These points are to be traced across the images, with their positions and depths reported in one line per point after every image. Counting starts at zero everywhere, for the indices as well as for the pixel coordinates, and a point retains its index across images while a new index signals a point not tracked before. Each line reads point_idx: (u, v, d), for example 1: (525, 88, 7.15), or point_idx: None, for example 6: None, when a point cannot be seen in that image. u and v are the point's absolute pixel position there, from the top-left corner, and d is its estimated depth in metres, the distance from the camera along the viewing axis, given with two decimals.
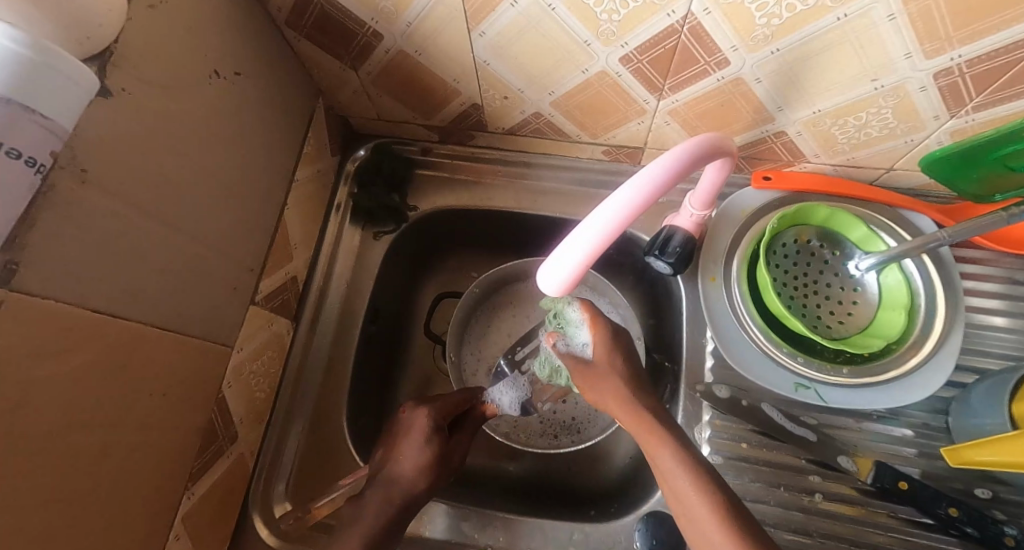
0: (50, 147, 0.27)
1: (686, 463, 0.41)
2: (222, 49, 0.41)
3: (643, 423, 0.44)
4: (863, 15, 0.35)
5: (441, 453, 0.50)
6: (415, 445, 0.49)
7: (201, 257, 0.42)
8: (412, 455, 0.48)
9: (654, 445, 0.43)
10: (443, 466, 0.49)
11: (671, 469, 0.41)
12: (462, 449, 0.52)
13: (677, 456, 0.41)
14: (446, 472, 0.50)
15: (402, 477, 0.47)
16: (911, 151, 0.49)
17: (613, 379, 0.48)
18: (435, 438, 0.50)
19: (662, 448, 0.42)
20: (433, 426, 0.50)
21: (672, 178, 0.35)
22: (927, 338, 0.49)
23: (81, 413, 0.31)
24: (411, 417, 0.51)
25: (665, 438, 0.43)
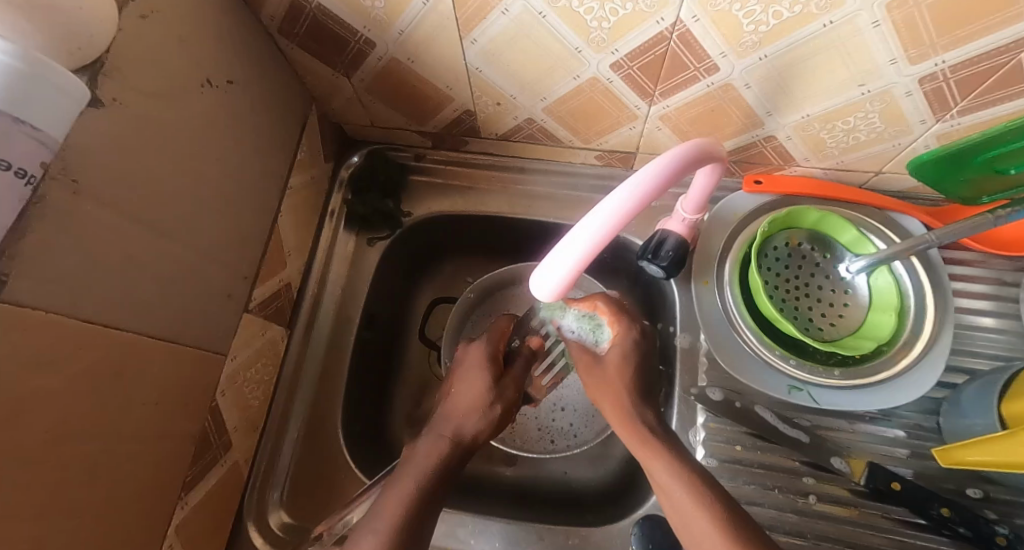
0: (39, 158, 0.27)
1: (683, 478, 0.40)
2: (216, 58, 0.41)
3: (640, 437, 0.44)
4: (848, 22, 0.36)
5: (495, 380, 0.50)
6: (473, 376, 0.50)
7: (195, 265, 0.42)
8: (470, 386, 0.49)
9: (647, 460, 0.43)
10: (499, 395, 0.49)
11: (668, 483, 0.41)
12: (518, 377, 0.52)
13: (674, 469, 0.41)
14: (505, 399, 0.50)
15: (460, 411, 0.47)
16: (899, 155, 0.49)
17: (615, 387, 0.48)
18: (488, 364, 0.51)
19: (655, 461, 0.42)
20: (485, 353, 0.52)
21: (662, 183, 0.35)
22: (917, 338, 0.49)
23: (73, 424, 0.31)
24: (468, 352, 0.53)
25: (661, 450, 0.43)
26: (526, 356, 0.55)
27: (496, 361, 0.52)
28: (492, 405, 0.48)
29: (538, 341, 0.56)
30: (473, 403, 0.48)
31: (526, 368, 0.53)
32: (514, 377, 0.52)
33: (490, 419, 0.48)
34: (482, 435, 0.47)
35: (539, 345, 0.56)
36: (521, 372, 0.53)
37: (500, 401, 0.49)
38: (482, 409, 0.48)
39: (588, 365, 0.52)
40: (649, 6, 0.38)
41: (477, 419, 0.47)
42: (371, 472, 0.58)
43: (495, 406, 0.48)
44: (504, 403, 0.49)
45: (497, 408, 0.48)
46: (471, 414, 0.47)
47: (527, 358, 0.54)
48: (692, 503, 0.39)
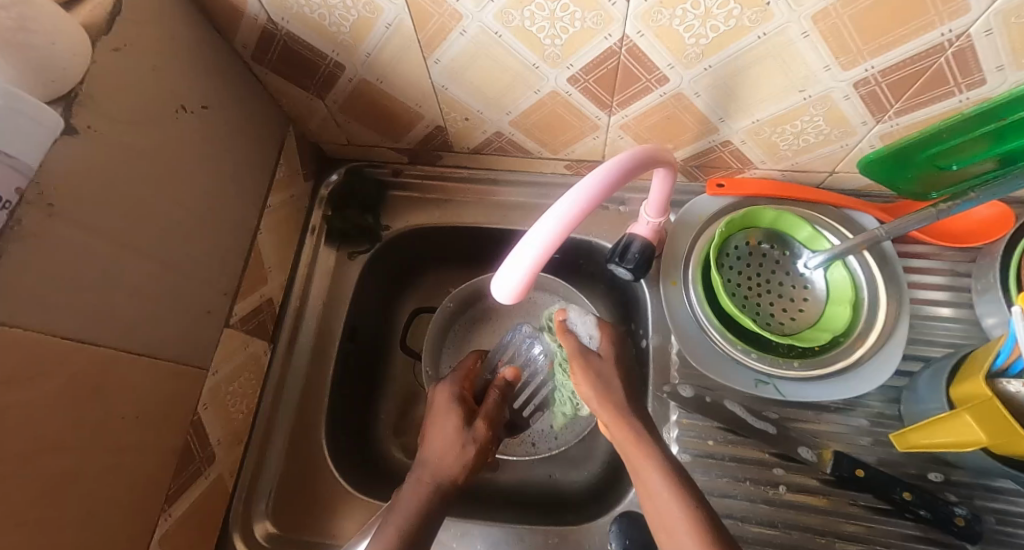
0: (14, 184, 0.29)
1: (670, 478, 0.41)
2: (190, 86, 0.44)
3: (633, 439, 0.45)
4: (779, 33, 0.38)
5: (466, 420, 0.53)
6: (444, 421, 0.53)
7: (174, 283, 0.43)
8: (443, 431, 0.52)
9: (637, 458, 0.44)
10: (472, 436, 0.52)
11: (656, 486, 0.41)
12: (490, 413, 0.55)
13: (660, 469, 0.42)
14: (479, 439, 0.52)
15: (437, 454, 0.50)
16: (849, 155, 0.52)
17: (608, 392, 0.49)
18: (455, 406, 0.54)
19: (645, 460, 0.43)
20: (451, 398, 0.55)
21: (608, 188, 0.37)
22: (872, 328, 0.51)
23: (53, 435, 0.32)
24: (437, 401, 0.55)
25: (651, 450, 0.44)
26: (498, 392, 0.58)
27: (466, 403, 0.55)
28: (467, 449, 0.50)
29: (512, 371, 0.61)
30: (447, 444, 0.50)
31: (498, 402, 0.57)
32: (486, 415, 0.55)
33: (465, 457, 0.50)
34: (460, 475, 0.49)
35: (513, 376, 0.61)
36: (491, 408, 0.56)
37: (472, 441, 0.51)
38: (456, 450, 0.50)
39: (580, 364, 0.51)
40: (596, 23, 0.40)
41: (453, 459, 0.49)
42: (356, 481, 0.59)
43: (469, 449, 0.50)
44: (478, 444, 0.51)
45: (469, 450, 0.50)
46: (447, 452, 0.50)
47: (497, 392, 0.58)
48: (677, 499, 0.40)
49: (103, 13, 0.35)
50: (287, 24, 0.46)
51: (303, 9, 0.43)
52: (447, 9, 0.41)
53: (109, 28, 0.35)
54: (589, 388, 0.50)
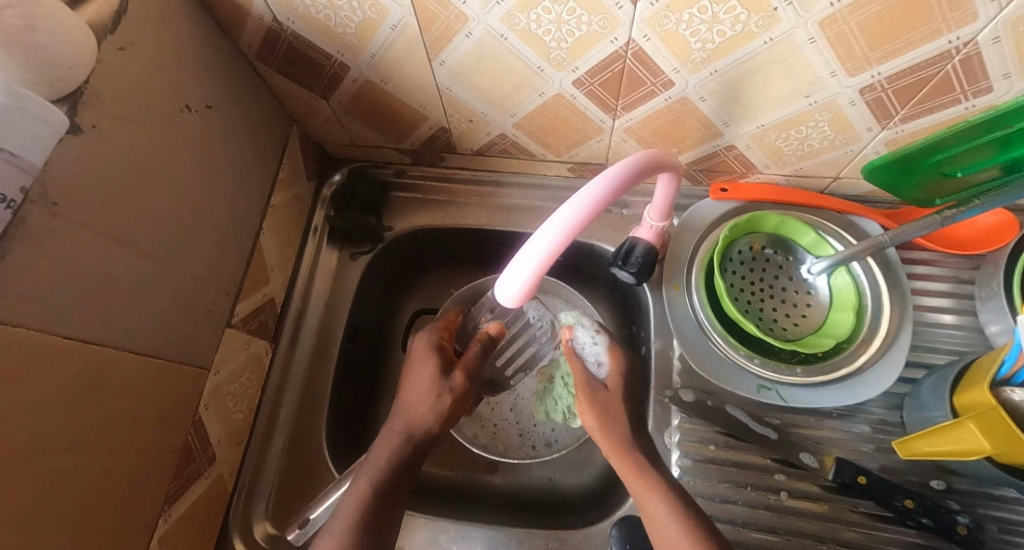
0: (19, 184, 0.28)
1: (675, 509, 0.43)
2: (194, 85, 0.44)
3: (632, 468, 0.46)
4: (786, 39, 0.38)
5: (444, 370, 0.52)
6: (420, 368, 0.52)
7: (176, 283, 0.43)
8: (418, 378, 0.52)
9: (644, 491, 0.45)
10: (447, 385, 0.51)
11: (662, 515, 0.43)
12: (469, 364, 0.54)
13: (667, 502, 0.43)
14: (455, 390, 0.51)
15: (410, 404, 0.51)
16: (853, 160, 0.52)
17: (611, 416, 0.50)
18: (433, 354, 0.53)
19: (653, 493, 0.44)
20: (429, 344, 0.54)
21: (613, 193, 0.37)
22: (875, 335, 0.51)
23: (54, 436, 0.32)
24: (414, 349, 0.55)
25: (657, 483, 0.45)
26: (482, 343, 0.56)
27: (443, 354, 0.54)
28: (438, 396, 0.50)
29: (497, 328, 0.57)
30: (420, 395, 0.50)
31: (479, 352, 0.55)
32: (464, 366, 0.53)
33: (439, 407, 0.50)
34: (433, 424, 0.50)
35: (499, 331, 0.57)
36: (471, 359, 0.54)
37: (447, 390, 0.51)
38: (430, 399, 0.50)
39: (588, 394, 0.52)
40: (602, 26, 0.40)
41: (426, 411, 0.50)
42: None
43: (445, 398, 0.51)
44: (454, 394, 0.51)
45: (444, 398, 0.51)
46: (423, 408, 0.50)
47: (481, 345, 0.56)
48: (678, 526, 0.42)
49: (109, 13, 0.35)
50: (292, 24, 0.46)
51: (309, 9, 0.43)
52: (453, 11, 0.41)
53: (115, 28, 0.35)
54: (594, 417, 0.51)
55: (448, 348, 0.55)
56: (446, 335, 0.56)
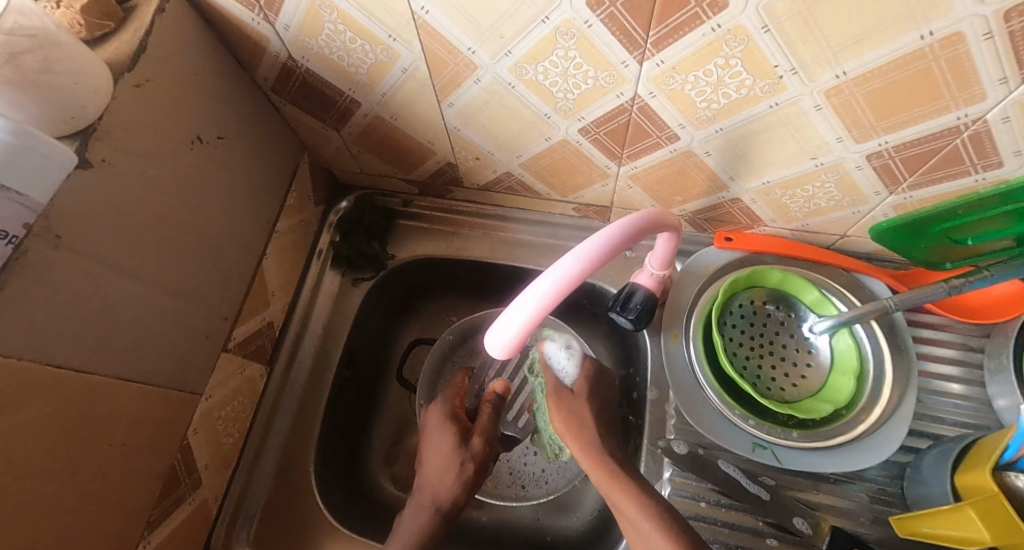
0: (22, 220, 0.29)
1: (648, 508, 0.41)
2: (207, 118, 0.45)
3: (613, 477, 0.45)
4: (791, 104, 0.38)
5: (462, 438, 0.55)
6: (438, 440, 0.55)
7: (174, 309, 0.44)
8: (438, 450, 0.54)
9: (619, 497, 0.43)
10: (467, 454, 0.54)
11: (637, 518, 0.41)
12: (487, 429, 0.56)
13: (638, 502, 0.41)
14: (476, 455, 0.55)
15: (434, 479, 0.53)
16: (861, 220, 0.51)
17: (583, 427, 0.51)
18: (449, 425, 0.56)
19: (623, 497, 0.43)
20: (445, 416, 0.57)
21: (609, 252, 0.37)
22: (876, 402, 0.50)
23: (36, 464, 0.32)
24: (431, 421, 0.57)
25: (631, 489, 0.43)
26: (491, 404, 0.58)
27: (459, 425, 0.56)
28: (461, 466, 0.53)
29: (501, 385, 0.59)
30: (442, 469, 0.53)
31: (491, 417, 0.57)
32: (480, 430, 0.56)
33: (462, 477, 0.53)
34: (459, 496, 0.53)
35: (504, 388, 0.59)
36: (486, 423, 0.56)
37: (469, 460, 0.54)
38: (453, 471, 0.53)
39: (555, 396, 0.54)
40: (608, 82, 0.40)
41: (451, 483, 0.53)
42: (340, 512, 0.58)
43: (468, 466, 0.54)
44: (475, 461, 0.54)
45: (467, 468, 0.53)
46: (445, 478, 0.53)
47: (489, 406, 0.57)
48: (654, 526, 0.39)
49: (129, 51, 0.37)
50: (306, 62, 0.47)
51: (323, 50, 0.44)
52: (462, 60, 0.42)
53: (132, 65, 0.36)
54: (565, 422, 0.52)
55: (461, 413, 0.58)
56: (460, 403, 0.59)
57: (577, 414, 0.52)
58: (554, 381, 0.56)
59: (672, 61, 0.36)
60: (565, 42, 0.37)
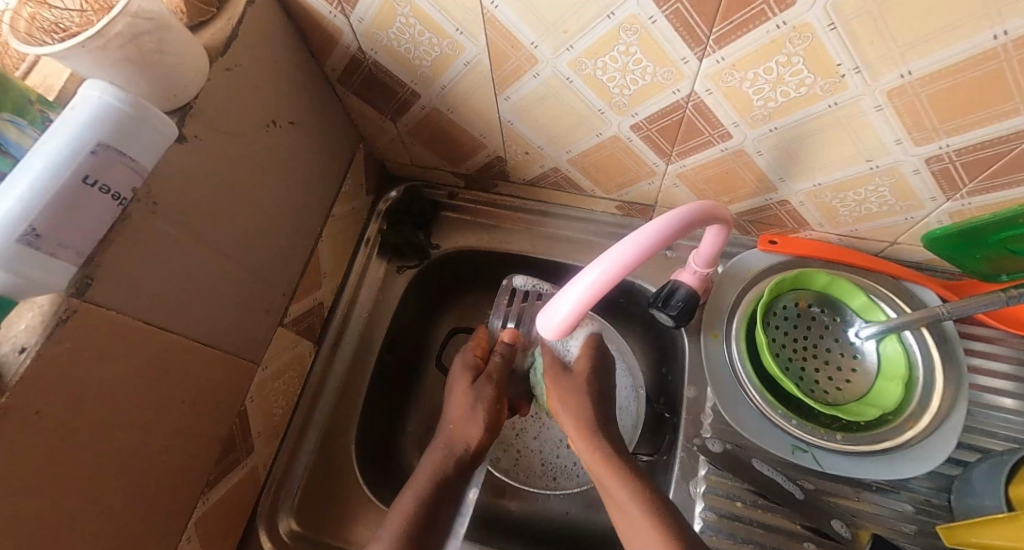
0: (129, 184, 0.32)
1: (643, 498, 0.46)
2: (282, 104, 0.48)
3: (607, 461, 0.50)
4: (851, 104, 0.38)
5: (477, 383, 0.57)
6: (461, 382, 0.57)
7: (243, 282, 0.47)
8: (456, 397, 0.57)
9: (608, 478, 0.49)
10: (482, 397, 0.56)
11: (618, 494, 0.48)
12: (499, 376, 0.58)
13: (631, 490, 0.47)
14: (490, 397, 0.57)
15: (453, 422, 0.55)
16: (913, 227, 0.50)
17: (579, 407, 0.54)
18: (467, 372, 0.58)
19: (615, 480, 0.49)
20: (463, 363, 0.59)
21: (663, 239, 0.38)
22: (924, 411, 0.49)
23: (120, 413, 0.35)
24: (455, 368, 0.60)
25: (625, 476, 0.49)
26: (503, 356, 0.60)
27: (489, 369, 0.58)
28: (480, 408, 0.56)
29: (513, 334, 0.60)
30: (460, 410, 0.56)
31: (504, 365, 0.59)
32: (492, 377, 0.58)
33: (478, 419, 0.55)
34: (473, 437, 0.54)
35: (513, 338, 0.60)
36: (498, 372, 0.58)
37: (482, 401, 0.56)
38: (467, 413, 0.55)
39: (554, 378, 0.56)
40: (665, 78, 0.42)
41: (468, 424, 0.55)
42: (377, 488, 0.60)
43: (480, 407, 0.56)
44: (486, 402, 0.56)
45: (479, 410, 0.56)
46: (461, 418, 0.55)
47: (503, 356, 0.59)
48: (642, 512, 0.45)
49: (222, 38, 0.40)
50: (374, 53, 0.49)
51: (391, 42, 0.47)
52: (525, 53, 0.44)
53: (224, 51, 0.40)
54: (558, 399, 0.55)
55: (478, 360, 0.59)
56: (484, 351, 0.61)
57: (570, 396, 0.55)
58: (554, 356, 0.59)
59: (733, 58, 0.37)
60: (628, 38, 0.39)
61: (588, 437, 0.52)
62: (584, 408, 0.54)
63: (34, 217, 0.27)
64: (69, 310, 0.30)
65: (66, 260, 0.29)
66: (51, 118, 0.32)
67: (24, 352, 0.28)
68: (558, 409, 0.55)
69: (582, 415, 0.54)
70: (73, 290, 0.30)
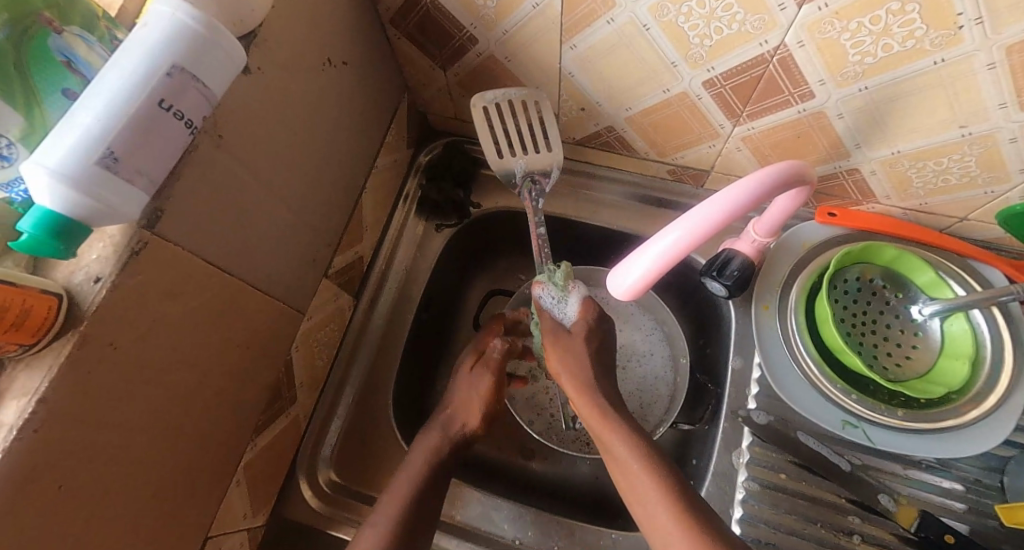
0: (202, 113, 0.30)
1: (635, 447, 0.47)
2: (337, 42, 0.46)
3: (604, 417, 0.49)
4: (962, 60, 0.35)
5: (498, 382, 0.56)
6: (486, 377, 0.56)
7: (294, 228, 0.45)
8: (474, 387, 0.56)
9: (604, 433, 0.48)
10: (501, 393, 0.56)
11: (621, 457, 0.47)
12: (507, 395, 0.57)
13: (629, 443, 0.47)
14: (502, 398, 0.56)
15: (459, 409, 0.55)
16: (991, 203, 0.48)
17: (582, 370, 0.50)
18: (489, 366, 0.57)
19: (613, 436, 0.48)
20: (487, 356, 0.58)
21: (753, 199, 0.36)
22: (989, 392, 0.48)
23: (183, 352, 0.34)
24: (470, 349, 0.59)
25: (621, 428, 0.48)
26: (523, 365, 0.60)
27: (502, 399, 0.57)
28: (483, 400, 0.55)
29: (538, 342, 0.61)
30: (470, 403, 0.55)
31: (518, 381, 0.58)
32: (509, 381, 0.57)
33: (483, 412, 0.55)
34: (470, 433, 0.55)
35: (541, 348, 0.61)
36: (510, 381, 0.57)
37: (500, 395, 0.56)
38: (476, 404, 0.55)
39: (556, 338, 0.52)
40: (756, 27, 0.39)
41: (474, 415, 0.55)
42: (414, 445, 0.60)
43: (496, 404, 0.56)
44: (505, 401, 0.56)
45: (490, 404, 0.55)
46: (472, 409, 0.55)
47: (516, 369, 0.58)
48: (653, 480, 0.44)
49: None
50: None
51: None
52: None
53: None
54: (560, 360, 0.51)
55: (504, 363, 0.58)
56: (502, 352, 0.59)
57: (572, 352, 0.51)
58: (552, 322, 0.53)
59: (838, 6, 0.35)
60: None
61: (589, 394, 0.50)
62: (585, 365, 0.51)
63: (110, 139, 0.25)
64: (141, 242, 0.29)
65: (140, 189, 0.27)
66: (118, 38, 0.30)
67: (99, 282, 0.27)
68: (558, 371, 0.51)
69: (582, 375, 0.50)
70: (144, 221, 0.29)
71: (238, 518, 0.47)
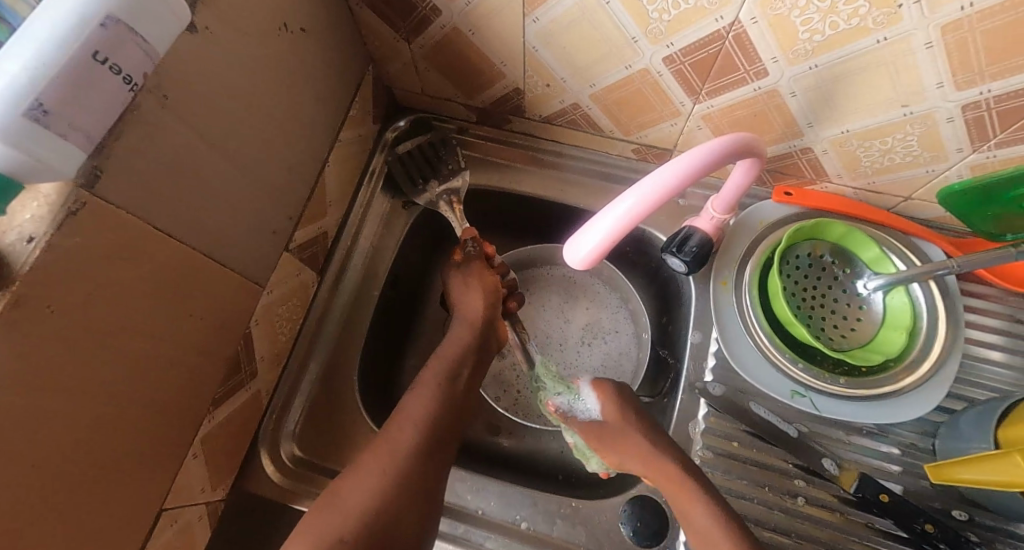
0: (142, 68, 0.29)
1: (717, 514, 0.47)
2: (294, 7, 0.44)
3: (680, 486, 0.49)
4: (902, 39, 0.37)
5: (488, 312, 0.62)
6: (479, 281, 0.62)
7: (251, 198, 0.44)
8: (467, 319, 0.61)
9: (685, 504, 0.48)
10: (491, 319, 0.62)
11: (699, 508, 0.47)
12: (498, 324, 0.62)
13: (710, 512, 0.47)
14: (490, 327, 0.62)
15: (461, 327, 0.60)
16: (932, 181, 0.50)
17: (639, 438, 0.53)
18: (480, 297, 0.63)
19: (695, 504, 0.48)
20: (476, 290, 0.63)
21: (703, 168, 0.37)
22: (924, 359, 0.51)
23: (130, 319, 0.34)
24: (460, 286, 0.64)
25: (698, 498, 0.48)
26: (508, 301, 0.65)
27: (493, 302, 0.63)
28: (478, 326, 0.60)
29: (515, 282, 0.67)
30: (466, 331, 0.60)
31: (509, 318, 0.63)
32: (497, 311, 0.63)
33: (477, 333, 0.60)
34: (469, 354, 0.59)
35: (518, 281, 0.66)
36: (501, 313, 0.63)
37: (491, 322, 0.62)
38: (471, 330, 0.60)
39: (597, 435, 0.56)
40: (711, 2, 0.39)
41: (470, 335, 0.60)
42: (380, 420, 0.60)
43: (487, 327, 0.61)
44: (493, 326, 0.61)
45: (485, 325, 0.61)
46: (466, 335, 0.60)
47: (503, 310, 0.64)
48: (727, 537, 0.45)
49: None
50: None
51: None
52: None
53: None
54: (607, 450, 0.55)
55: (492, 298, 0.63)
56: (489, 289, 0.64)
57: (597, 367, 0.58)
58: (580, 423, 0.58)
59: None
60: None
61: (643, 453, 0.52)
62: (626, 418, 0.55)
63: (41, 91, 0.24)
64: (78, 201, 0.28)
65: (76, 144, 0.27)
66: None
67: (32, 242, 0.26)
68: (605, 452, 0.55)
69: (643, 447, 0.53)
70: (82, 180, 0.28)
71: (195, 492, 0.46)
